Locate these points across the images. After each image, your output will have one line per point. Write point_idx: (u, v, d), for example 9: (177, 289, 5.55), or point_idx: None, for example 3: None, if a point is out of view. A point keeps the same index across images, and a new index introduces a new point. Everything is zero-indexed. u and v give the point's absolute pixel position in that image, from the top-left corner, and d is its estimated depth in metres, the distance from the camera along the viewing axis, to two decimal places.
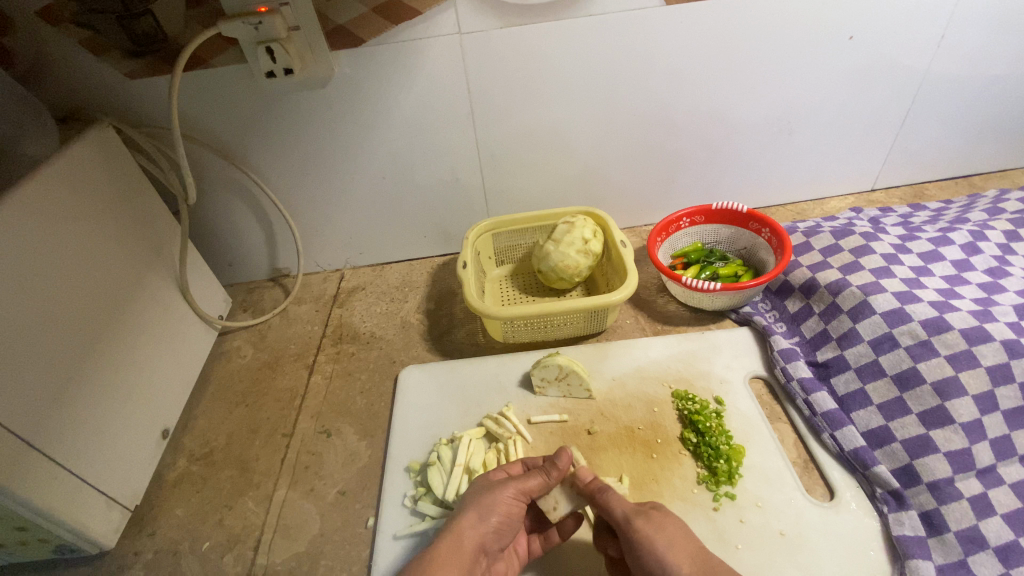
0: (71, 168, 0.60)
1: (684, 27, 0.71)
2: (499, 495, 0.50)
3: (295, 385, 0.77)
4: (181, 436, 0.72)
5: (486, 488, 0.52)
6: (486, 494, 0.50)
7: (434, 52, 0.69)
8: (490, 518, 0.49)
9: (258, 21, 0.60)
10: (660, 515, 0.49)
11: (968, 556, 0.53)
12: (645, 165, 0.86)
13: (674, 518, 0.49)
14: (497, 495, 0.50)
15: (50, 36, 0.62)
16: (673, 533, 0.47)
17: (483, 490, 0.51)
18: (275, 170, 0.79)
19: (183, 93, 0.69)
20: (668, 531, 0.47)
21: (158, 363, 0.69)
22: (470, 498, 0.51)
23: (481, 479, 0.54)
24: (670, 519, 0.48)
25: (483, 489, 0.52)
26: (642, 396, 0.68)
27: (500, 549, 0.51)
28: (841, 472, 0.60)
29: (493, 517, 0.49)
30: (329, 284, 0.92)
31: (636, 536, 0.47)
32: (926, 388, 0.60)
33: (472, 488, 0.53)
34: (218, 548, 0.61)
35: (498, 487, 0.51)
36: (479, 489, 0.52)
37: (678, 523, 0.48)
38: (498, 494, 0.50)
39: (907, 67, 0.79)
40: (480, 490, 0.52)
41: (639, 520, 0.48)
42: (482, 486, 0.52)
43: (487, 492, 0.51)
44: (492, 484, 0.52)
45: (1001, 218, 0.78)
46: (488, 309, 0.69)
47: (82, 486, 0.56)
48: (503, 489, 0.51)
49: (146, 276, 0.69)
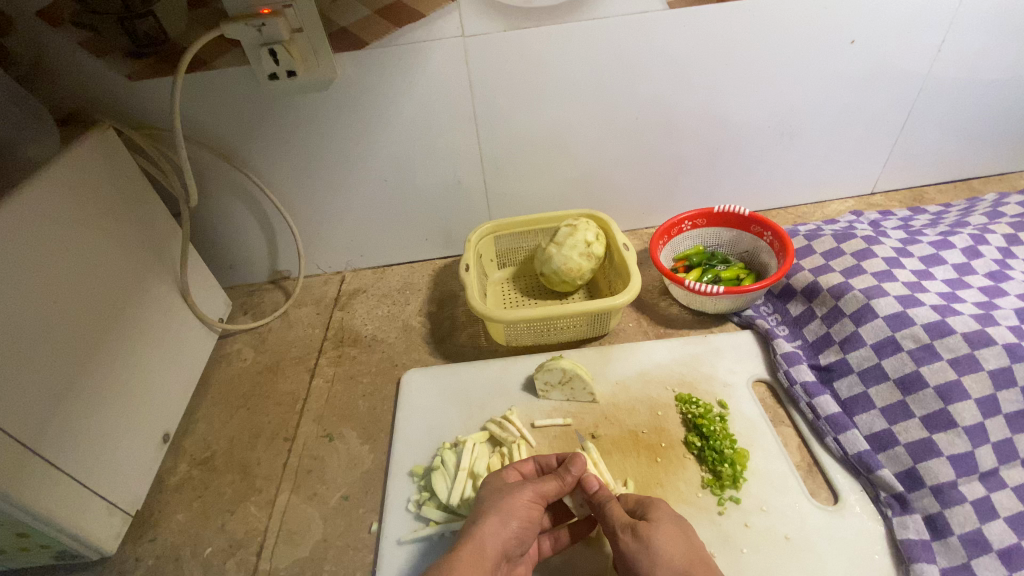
0: (72, 170, 0.59)
1: (686, 29, 0.71)
2: (518, 499, 0.50)
3: (297, 388, 0.76)
4: (182, 440, 0.72)
5: (503, 491, 0.51)
6: (504, 498, 0.50)
7: (436, 54, 0.69)
8: (512, 522, 0.49)
9: (261, 24, 0.60)
10: (651, 524, 0.48)
11: (972, 559, 0.53)
12: (647, 168, 0.86)
13: (674, 528, 0.48)
14: (515, 500, 0.50)
15: (50, 37, 0.62)
16: (666, 545, 0.46)
17: (500, 495, 0.51)
18: (276, 172, 0.78)
19: (184, 94, 0.68)
20: (660, 544, 0.46)
21: (159, 366, 0.69)
22: (489, 501, 0.51)
23: (494, 481, 0.54)
24: (667, 531, 0.47)
25: (499, 493, 0.51)
26: (647, 400, 0.68)
27: (522, 553, 0.51)
28: (845, 476, 0.61)
29: (514, 522, 0.49)
30: (330, 287, 0.91)
31: (623, 552, 0.48)
32: (929, 391, 0.60)
33: (487, 492, 0.53)
34: (220, 554, 0.60)
35: (515, 490, 0.51)
36: (495, 492, 0.52)
37: (674, 535, 0.47)
38: (517, 498, 0.50)
39: (908, 71, 0.79)
40: (496, 494, 0.51)
41: (626, 536, 0.48)
42: (497, 490, 0.52)
43: (505, 496, 0.50)
44: (508, 487, 0.52)
45: (1001, 222, 0.79)
46: (492, 313, 0.68)
47: (82, 491, 0.56)
48: (520, 492, 0.50)
49: (147, 279, 0.68)
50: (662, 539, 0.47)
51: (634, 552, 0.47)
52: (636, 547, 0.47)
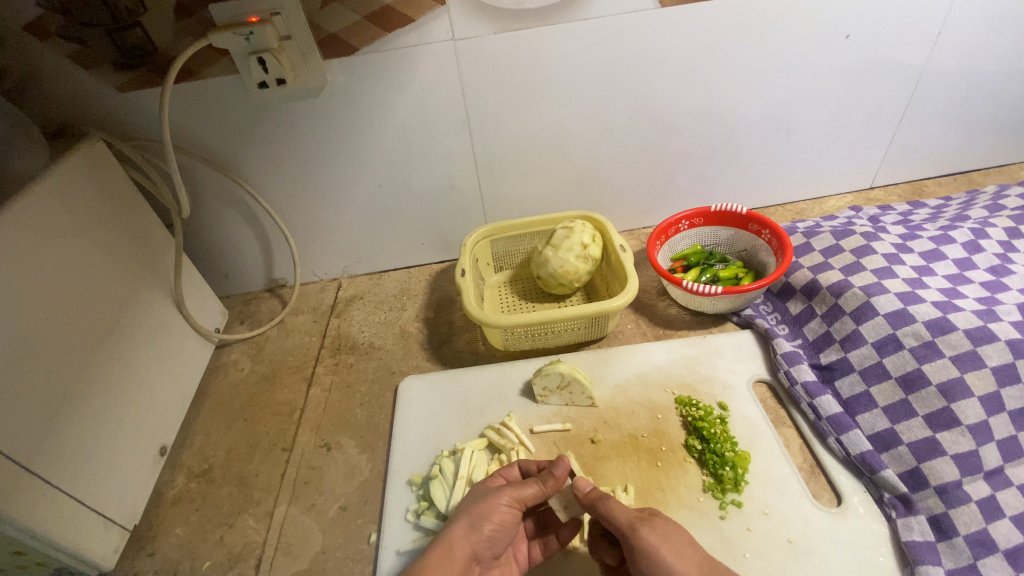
0: (62, 183, 0.59)
1: (680, 27, 0.70)
2: (493, 502, 0.50)
3: (294, 397, 0.76)
4: (179, 453, 0.71)
5: (482, 494, 0.51)
6: (480, 501, 0.50)
7: (427, 59, 0.68)
8: (484, 526, 0.49)
9: (249, 32, 0.60)
10: (660, 524, 0.48)
11: (978, 560, 0.53)
12: (644, 168, 0.86)
13: (680, 527, 0.48)
14: (491, 504, 0.49)
15: (38, 51, 0.61)
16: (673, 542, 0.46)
17: (478, 498, 0.51)
18: (269, 180, 0.78)
19: (174, 105, 0.68)
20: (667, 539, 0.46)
21: (155, 377, 0.69)
22: (466, 504, 0.51)
23: (478, 486, 0.54)
24: (672, 530, 0.47)
25: (478, 497, 0.51)
26: (646, 403, 0.67)
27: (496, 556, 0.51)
28: (848, 477, 0.60)
29: (486, 525, 0.49)
30: (327, 294, 0.91)
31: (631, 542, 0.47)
32: (932, 389, 0.60)
33: (470, 495, 0.53)
34: (219, 567, 0.60)
35: (493, 494, 0.50)
36: (474, 496, 0.52)
37: (681, 533, 0.47)
38: (493, 502, 0.50)
39: (905, 64, 0.78)
40: (474, 498, 0.51)
41: (638, 531, 0.47)
42: (476, 494, 0.52)
43: (482, 500, 0.50)
44: (488, 491, 0.52)
45: (1002, 215, 0.78)
46: (489, 318, 0.68)
47: (78, 507, 0.55)
48: (498, 496, 0.50)
49: (141, 291, 0.68)
50: (668, 536, 0.47)
51: (647, 546, 0.46)
52: (649, 540, 0.46)
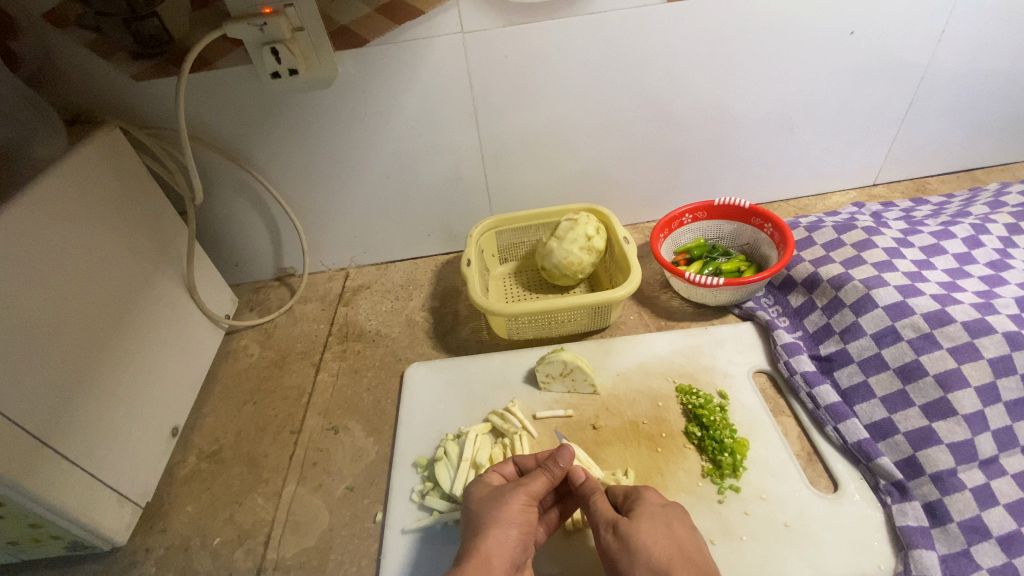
0: (79, 169, 0.60)
1: (684, 24, 0.71)
2: (511, 505, 0.50)
3: (303, 382, 0.78)
4: (190, 434, 0.73)
5: (494, 499, 0.51)
6: (499, 506, 0.50)
7: (436, 51, 0.69)
8: (512, 530, 0.49)
9: (263, 22, 0.61)
10: (634, 521, 0.49)
11: (971, 546, 0.54)
12: (649, 162, 0.87)
13: (659, 521, 0.49)
14: (509, 507, 0.50)
15: (57, 40, 0.63)
16: (652, 542, 0.47)
17: (492, 504, 0.51)
18: (280, 169, 0.79)
19: (190, 94, 0.69)
20: (644, 539, 0.47)
21: (167, 361, 0.70)
22: (482, 512, 0.51)
23: (481, 489, 0.54)
24: (649, 526, 0.48)
25: (491, 501, 0.51)
26: (647, 391, 0.69)
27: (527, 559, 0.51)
28: (845, 465, 0.61)
29: (514, 529, 0.49)
30: (334, 283, 0.92)
31: (610, 549, 0.49)
32: (929, 379, 0.61)
33: (478, 500, 0.53)
34: (229, 544, 0.62)
35: (508, 497, 0.51)
36: (486, 502, 0.52)
37: (660, 528, 0.48)
38: (511, 504, 0.50)
39: (909, 61, 0.79)
40: (486, 504, 0.51)
41: (611, 534, 0.49)
42: (487, 498, 0.52)
43: (500, 504, 0.51)
44: (498, 495, 0.52)
45: (1002, 212, 0.78)
46: (492, 306, 0.69)
47: (93, 483, 0.57)
48: (513, 498, 0.51)
49: (156, 277, 0.69)
50: (646, 534, 0.48)
51: (619, 549, 0.48)
52: (621, 543, 0.48)
